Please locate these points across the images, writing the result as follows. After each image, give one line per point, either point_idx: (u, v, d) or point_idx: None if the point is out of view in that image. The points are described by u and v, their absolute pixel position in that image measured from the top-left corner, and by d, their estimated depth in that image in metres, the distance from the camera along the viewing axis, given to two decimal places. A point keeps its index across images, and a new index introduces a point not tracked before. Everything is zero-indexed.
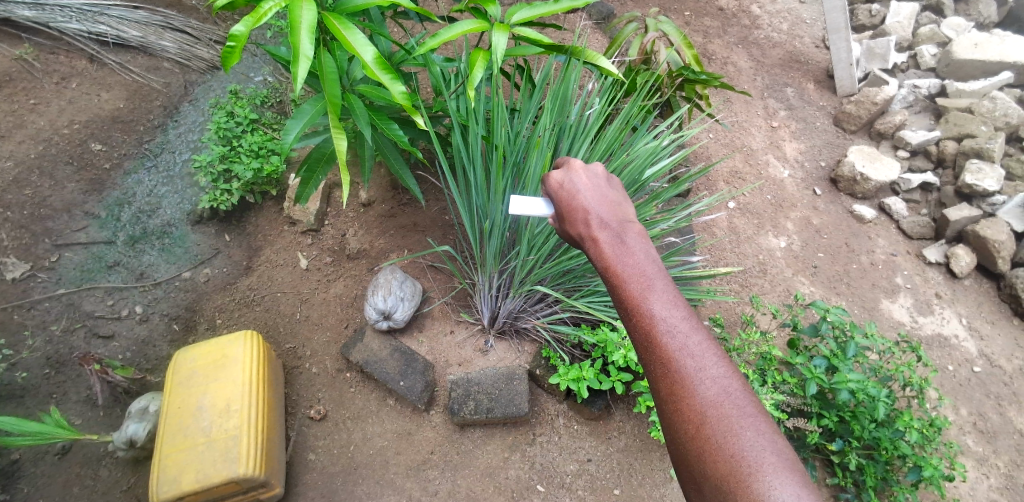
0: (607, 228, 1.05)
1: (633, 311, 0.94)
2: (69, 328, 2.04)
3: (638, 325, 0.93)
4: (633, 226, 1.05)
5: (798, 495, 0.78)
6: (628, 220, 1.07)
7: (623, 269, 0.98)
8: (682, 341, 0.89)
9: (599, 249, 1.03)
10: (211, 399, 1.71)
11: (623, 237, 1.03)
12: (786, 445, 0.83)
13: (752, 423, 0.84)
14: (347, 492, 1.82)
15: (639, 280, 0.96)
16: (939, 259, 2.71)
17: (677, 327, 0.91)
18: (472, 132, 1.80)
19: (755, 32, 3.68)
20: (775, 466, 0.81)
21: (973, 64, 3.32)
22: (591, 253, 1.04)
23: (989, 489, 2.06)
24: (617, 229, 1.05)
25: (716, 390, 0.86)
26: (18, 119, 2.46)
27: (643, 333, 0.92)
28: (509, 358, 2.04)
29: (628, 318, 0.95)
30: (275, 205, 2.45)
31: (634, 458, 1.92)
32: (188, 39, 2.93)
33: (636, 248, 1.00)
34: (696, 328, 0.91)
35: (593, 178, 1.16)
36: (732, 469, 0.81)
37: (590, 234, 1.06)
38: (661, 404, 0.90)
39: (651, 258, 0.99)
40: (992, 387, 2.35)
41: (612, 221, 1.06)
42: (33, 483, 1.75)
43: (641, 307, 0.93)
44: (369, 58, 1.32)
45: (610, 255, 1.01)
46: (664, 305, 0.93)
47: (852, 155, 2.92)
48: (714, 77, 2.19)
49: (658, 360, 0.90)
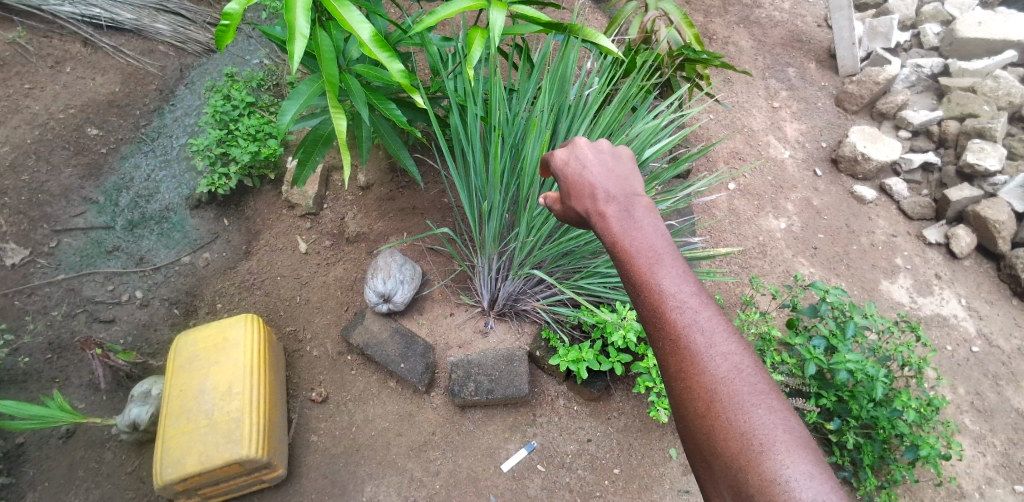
0: (615, 203, 1.04)
1: (640, 286, 0.93)
2: (70, 313, 2.04)
3: (647, 301, 0.93)
4: (640, 199, 1.04)
5: (809, 473, 0.79)
6: (636, 193, 1.06)
7: (632, 245, 0.97)
8: (692, 317, 0.89)
9: (607, 224, 1.02)
10: (213, 381, 1.72)
11: (629, 211, 1.02)
12: (799, 423, 0.83)
13: (763, 401, 0.84)
14: (349, 472, 1.83)
15: (647, 254, 0.95)
16: (939, 240, 2.70)
17: (687, 302, 0.90)
18: (471, 113, 1.79)
19: (756, 12, 3.64)
20: (787, 444, 0.81)
21: (976, 43, 3.29)
22: (599, 228, 1.04)
23: (985, 466, 2.08)
24: (625, 203, 1.04)
25: (726, 367, 0.86)
26: (13, 104, 2.43)
27: (652, 309, 0.92)
28: (509, 340, 2.05)
29: (637, 294, 0.94)
30: (273, 190, 2.44)
31: (633, 437, 1.94)
32: (182, 21, 2.91)
33: (645, 224, 0.99)
34: (706, 304, 0.91)
35: (599, 153, 1.14)
36: (743, 448, 0.81)
37: (597, 209, 1.05)
38: (670, 382, 0.90)
39: (660, 232, 0.98)
40: (989, 366, 2.36)
41: (619, 195, 1.05)
42: (39, 466, 1.77)
43: (650, 283, 0.93)
44: (365, 35, 1.29)
45: (618, 230, 1.00)
46: (673, 280, 0.92)
47: (853, 135, 2.89)
48: (715, 56, 2.16)
49: (667, 337, 0.90)
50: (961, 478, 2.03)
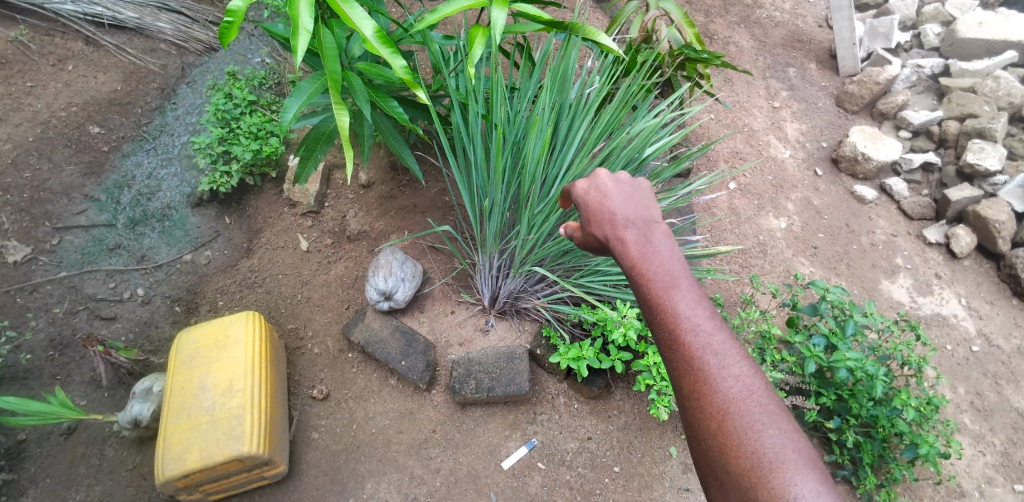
0: (631, 225, 1.04)
1: (656, 307, 0.94)
2: (71, 310, 2.05)
3: (661, 321, 0.93)
4: (657, 222, 1.04)
5: (824, 497, 0.78)
6: (652, 216, 1.06)
7: (648, 267, 0.98)
8: (706, 338, 0.90)
9: (624, 246, 1.03)
10: (214, 378, 1.72)
11: (646, 234, 1.02)
12: (811, 446, 0.83)
13: (775, 421, 0.84)
14: (350, 470, 1.84)
15: (662, 277, 0.96)
16: (939, 240, 2.71)
17: (701, 324, 0.91)
18: (471, 111, 1.79)
19: (757, 12, 3.64)
20: (800, 466, 0.81)
21: (977, 43, 3.29)
22: (616, 250, 1.04)
23: (984, 466, 2.08)
24: (641, 225, 1.04)
25: (738, 387, 0.87)
26: (15, 101, 2.43)
27: (667, 330, 0.92)
28: (510, 338, 2.05)
29: (651, 315, 0.95)
30: (274, 188, 2.44)
31: (633, 436, 1.94)
32: (184, 20, 2.92)
33: (661, 247, 1.00)
34: (720, 327, 0.91)
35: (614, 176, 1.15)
36: (754, 468, 0.82)
37: (614, 230, 1.05)
38: (683, 401, 0.91)
39: (677, 255, 0.99)
40: (989, 366, 2.36)
41: (635, 217, 1.06)
42: (40, 462, 1.77)
43: (665, 304, 0.93)
44: (368, 31, 1.29)
45: (635, 252, 1.01)
46: (688, 303, 0.93)
47: (854, 134, 2.90)
48: (715, 56, 2.17)
49: (680, 357, 0.91)
50: (960, 477, 2.03)
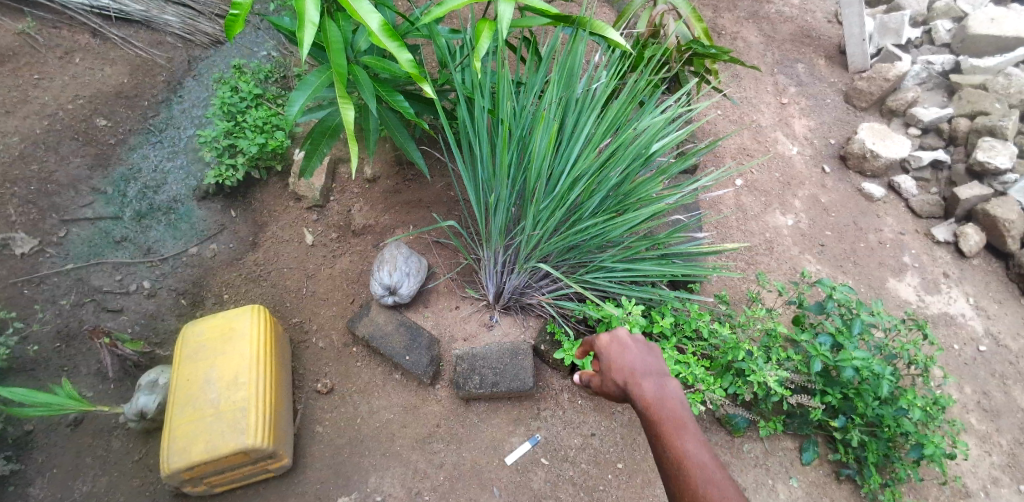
0: (648, 378, 1.27)
1: (666, 447, 1.14)
2: (78, 302, 2.06)
3: (670, 456, 1.13)
4: (669, 377, 1.27)
5: None
6: (665, 373, 1.29)
7: (661, 414, 1.19)
8: (707, 469, 1.09)
9: (642, 395, 1.25)
10: (220, 371, 1.73)
11: (661, 387, 1.25)
12: None
13: None
14: (354, 463, 1.84)
15: (674, 423, 1.17)
16: (948, 238, 2.68)
17: (703, 457, 1.11)
18: (477, 106, 1.78)
19: (765, 7, 3.61)
20: None
21: (988, 40, 3.26)
22: (634, 398, 1.26)
23: (990, 466, 2.07)
24: (655, 378, 1.27)
25: None
26: (22, 94, 2.44)
27: (675, 463, 1.11)
28: (514, 333, 2.05)
29: (661, 452, 1.15)
30: (280, 182, 2.44)
31: (637, 432, 1.94)
32: (191, 13, 2.91)
33: (672, 398, 1.22)
34: (719, 465, 1.10)
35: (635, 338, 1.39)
36: None
37: (633, 382, 1.28)
38: None
39: (684, 407, 1.21)
40: (996, 366, 2.34)
41: (652, 372, 1.29)
42: (47, 453, 1.78)
43: (674, 442, 1.14)
44: (375, 24, 1.28)
45: (650, 399, 1.23)
46: (693, 441, 1.13)
47: (862, 132, 2.87)
48: (723, 52, 2.16)
49: (685, 485, 1.08)
50: (966, 477, 2.02)
